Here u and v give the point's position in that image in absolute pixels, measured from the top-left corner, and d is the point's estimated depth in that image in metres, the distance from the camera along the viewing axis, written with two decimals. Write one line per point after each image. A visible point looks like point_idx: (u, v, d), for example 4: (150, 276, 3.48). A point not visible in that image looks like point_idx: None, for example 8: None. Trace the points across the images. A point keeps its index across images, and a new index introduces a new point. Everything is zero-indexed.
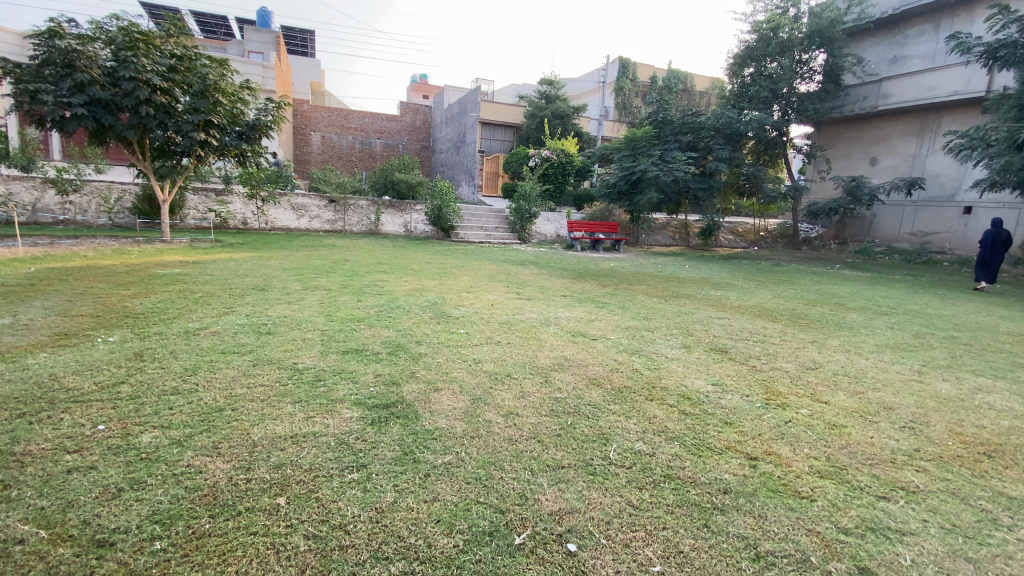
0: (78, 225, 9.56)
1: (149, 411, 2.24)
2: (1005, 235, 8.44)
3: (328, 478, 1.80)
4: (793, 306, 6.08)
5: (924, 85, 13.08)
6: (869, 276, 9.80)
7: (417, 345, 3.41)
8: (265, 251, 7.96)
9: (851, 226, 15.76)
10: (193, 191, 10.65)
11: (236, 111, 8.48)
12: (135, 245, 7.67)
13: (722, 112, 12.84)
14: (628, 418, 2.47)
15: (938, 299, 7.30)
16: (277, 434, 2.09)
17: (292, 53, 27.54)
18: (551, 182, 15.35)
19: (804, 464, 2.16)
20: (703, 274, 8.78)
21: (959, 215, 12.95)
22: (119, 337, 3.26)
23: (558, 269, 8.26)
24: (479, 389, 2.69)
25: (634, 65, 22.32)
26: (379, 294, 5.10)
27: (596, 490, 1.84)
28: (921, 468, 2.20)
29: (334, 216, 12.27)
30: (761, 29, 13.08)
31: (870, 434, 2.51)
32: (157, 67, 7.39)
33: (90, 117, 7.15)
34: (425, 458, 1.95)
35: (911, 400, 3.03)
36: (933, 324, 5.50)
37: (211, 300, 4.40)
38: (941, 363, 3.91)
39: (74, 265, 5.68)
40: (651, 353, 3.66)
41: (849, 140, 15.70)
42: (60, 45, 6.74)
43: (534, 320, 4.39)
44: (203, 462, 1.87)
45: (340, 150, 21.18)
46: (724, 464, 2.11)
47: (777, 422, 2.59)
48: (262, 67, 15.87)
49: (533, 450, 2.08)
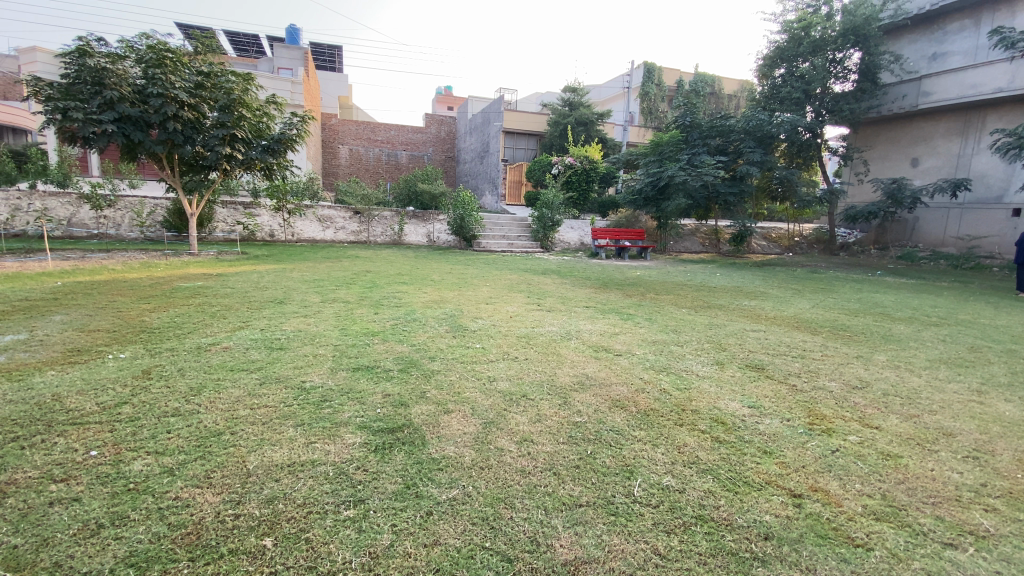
0: (110, 238, 9.85)
1: (145, 435, 2.15)
2: None
3: (322, 515, 1.65)
4: (833, 317, 5.72)
5: (966, 82, 12.40)
6: (914, 284, 9.23)
7: (430, 362, 3.26)
8: (288, 263, 7.99)
9: (891, 230, 15.02)
10: (222, 205, 10.89)
11: (262, 126, 8.60)
12: (162, 258, 7.80)
13: (752, 114, 12.43)
14: (654, 447, 2.26)
15: (992, 307, 6.79)
16: (274, 463, 1.95)
17: (322, 69, 28.25)
18: (574, 189, 15.12)
19: (857, 504, 1.90)
20: (735, 283, 8.42)
21: (1009, 218, 12.18)
22: (131, 354, 3.22)
23: (582, 278, 8.06)
24: (493, 411, 2.51)
25: (659, 70, 22.13)
26: (396, 306, 5.01)
27: (618, 535, 1.63)
28: (990, 508, 1.89)
29: (359, 226, 12.36)
30: (791, 29, 12.74)
31: (929, 466, 2.21)
32: (183, 83, 7.56)
33: (119, 133, 7.35)
34: (429, 494, 1.78)
35: (972, 425, 2.70)
36: (988, 335, 5.05)
37: (228, 314, 4.36)
38: (1002, 381, 3.53)
39: (101, 279, 5.79)
40: (681, 370, 3.43)
41: (886, 140, 15.04)
42: (90, 64, 6.94)
43: (555, 334, 4.19)
44: (192, 494, 1.75)
45: (367, 162, 21.53)
46: (763, 502, 1.87)
47: (823, 451, 2.32)
48: (290, 83, 16.20)
49: (548, 484, 1.89)
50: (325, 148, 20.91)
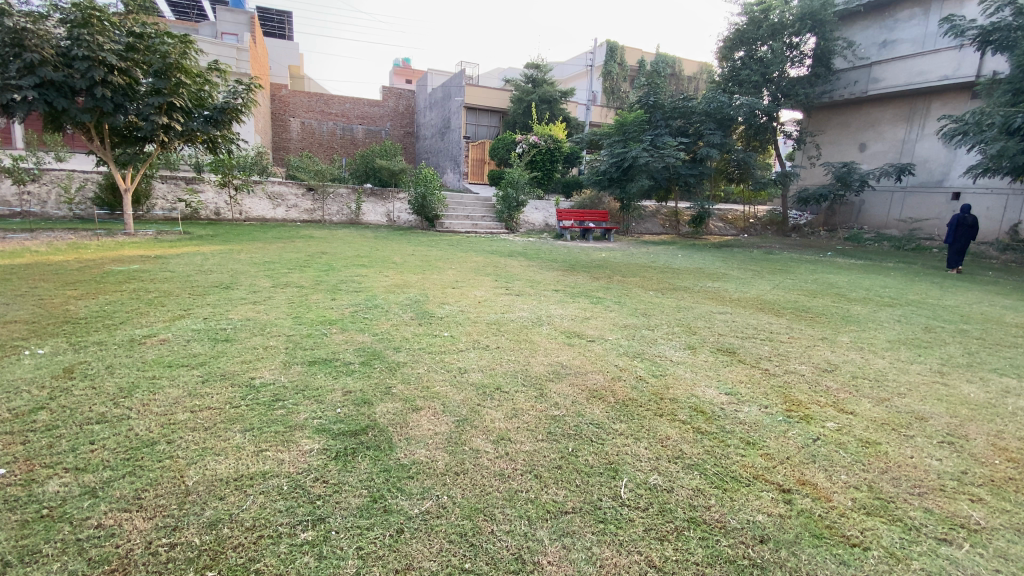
0: (34, 216, 8.98)
1: (63, 448, 1.84)
2: (970, 219, 8.71)
3: (274, 540, 1.44)
4: (794, 298, 5.82)
5: (914, 69, 12.88)
6: (863, 265, 9.60)
7: (394, 353, 3.03)
8: (234, 244, 7.46)
9: (839, 212, 15.60)
10: (161, 180, 10.08)
11: (203, 94, 7.94)
12: (93, 239, 7.14)
13: (713, 96, 12.53)
14: (636, 441, 2.14)
15: (937, 288, 7.12)
16: (217, 477, 1.71)
17: (270, 36, 26.66)
18: (538, 169, 14.88)
19: (846, 497, 1.84)
20: (697, 264, 8.50)
21: (948, 202, 12.88)
22: (51, 349, 2.83)
23: (549, 260, 7.92)
24: (465, 407, 2.33)
25: (622, 48, 22.05)
26: (355, 291, 4.71)
27: (609, 546, 1.50)
28: (977, 498, 1.87)
29: (313, 204, 11.73)
30: (751, 12, 12.83)
31: (909, 453, 2.19)
32: (113, 46, 6.79)
33: (40, 101, 6.58)
34: (398, 507, 1.59)
35: (942, 408, 2.73)
36: (939, 315, 5.26)
37: (168, 302, 3.96)
38: (961, 361, 3.64)
39: (22, 262, 5.21)
40: (654, 356, 3.34)
41: (837, 125, 15.52)
42: (6, 23, 6.16)
43: (525, 319, 4.02)
44: (119, 519, 1.49)
45: (321, 137, 20.51)
46: (753, 500, 1.78)
47: (805, 441, 2.27)
48: (235, 49, 15.10)
49: (530, 489, 1.74)
50: (275, 121, 19.76)
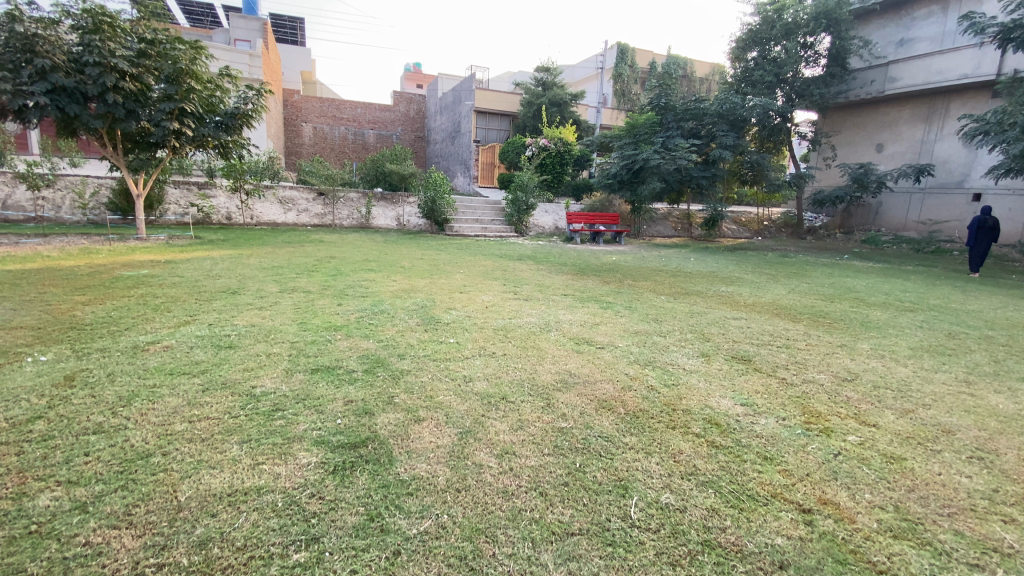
0: (49, 221, 9.10)
1: (57, 460, 1.80)
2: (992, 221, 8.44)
3: (265, 562, 1.37)
4: (810, 303, 5.67)
5: (933, 68, 12.61)
6: (881, 268, 9.36)
7: (398, 360, 2.97)
8: (244, 248, 7.48)
9: (856, 214, 15.30)
10: (174, 185, 10.18)
11: (214, 99, 7.99)
12: (105, 243, 7.19)
13: (725, 97, 12.35)
14: (647, 456, 2.05)
15: (959, 292, 6.90)
16: (211, 492, 1.65)
17: (283, 42, 26.99)
18: (548, 172, 14.80)
19: (871, 519, 1.73)
20: (710, 267, 8.35)
21: (969, 203, 12.56)
22: (54, 356, 2.81)
23: (558, 264, 7.81)
24: (469, 418, 2.26)
25: (632, 51, 22.02)
26: (361, 296, 4.66)
27: (618, 572, 1.42)
28: (1010, 519, 1.75)
29: (323, 209, 11.78)
30: (764, 11, 12.65)
31: (936, 470, 2.07)
32: (125, 51, 6.85)
33: (53, 106, 6.65)
34: (395, 526, 1.52)
35: (970, 421, 2.60)
36: (963, 321, 5.07)
37: (174, 307, 3.95)
38: (988, 370, 3.47)
39: (33, 267, 5.25)
40: (666, 364, 3.24)
41: (853, 126, 15.25)
42: (19, 29, 6.25)
43: (533, 325, 3.94)
44: (107, 536, 1.44)
45: (332, 142, 20.69)
46: (771, 521, 1.68)
47: (826, 456, 2.16)
48: (247, 55, 15.25)
49: (534, 508, 1.65)
50: (287, 126, 19.97)
